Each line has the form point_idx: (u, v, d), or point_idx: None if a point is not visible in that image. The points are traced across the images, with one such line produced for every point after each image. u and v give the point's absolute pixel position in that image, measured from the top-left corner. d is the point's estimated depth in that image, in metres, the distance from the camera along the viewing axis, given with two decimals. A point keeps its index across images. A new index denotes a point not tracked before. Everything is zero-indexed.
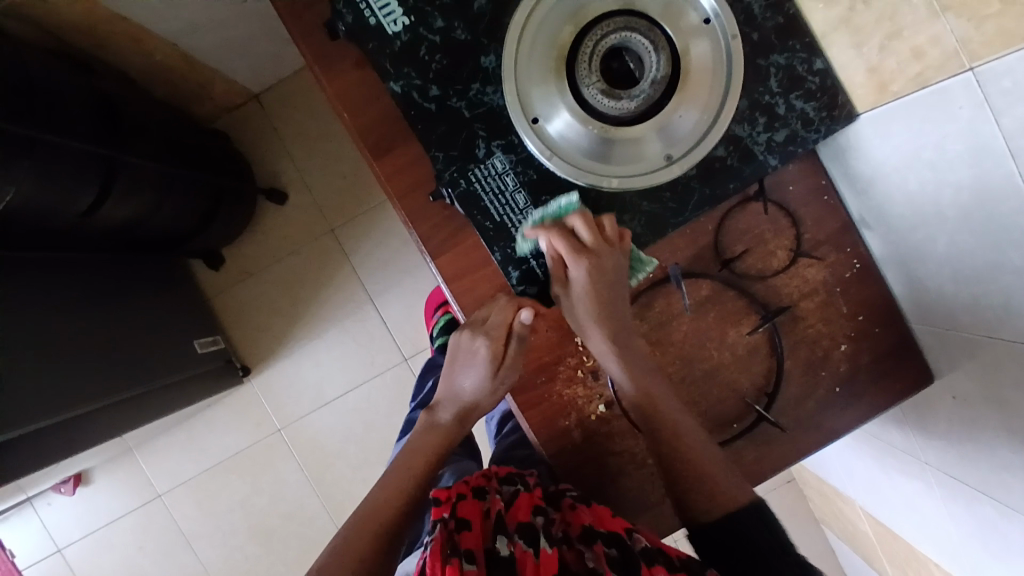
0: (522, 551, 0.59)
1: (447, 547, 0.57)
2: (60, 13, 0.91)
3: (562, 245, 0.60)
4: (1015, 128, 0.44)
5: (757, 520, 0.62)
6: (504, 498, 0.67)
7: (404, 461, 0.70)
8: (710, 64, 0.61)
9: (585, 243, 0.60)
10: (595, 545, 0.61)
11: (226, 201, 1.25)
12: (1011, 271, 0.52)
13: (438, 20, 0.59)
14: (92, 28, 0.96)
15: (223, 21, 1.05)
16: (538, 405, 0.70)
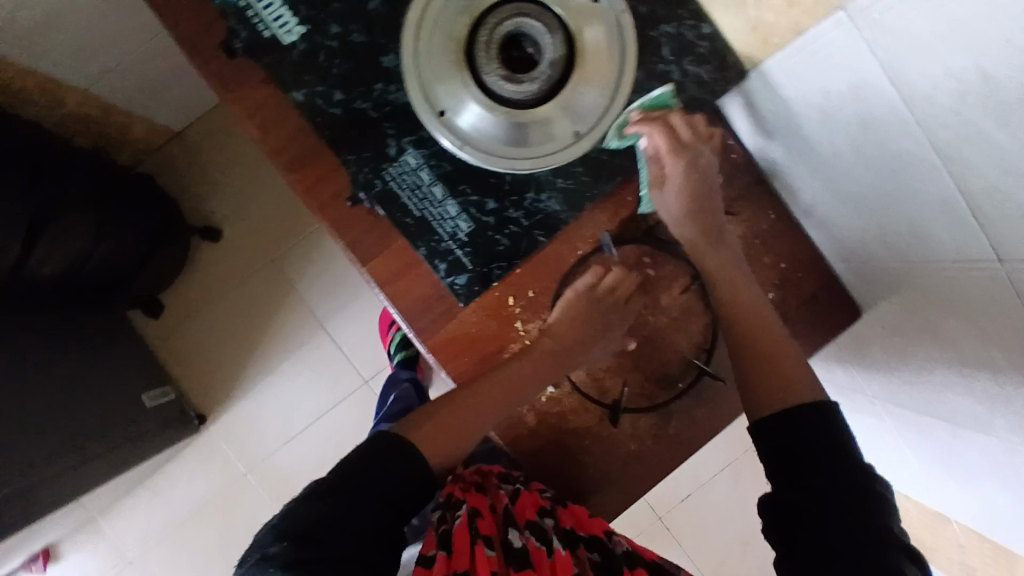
0: (535, 546, 0.62)
1: (470, 526, 0.62)
2: None
3: (664, 139, 0.63)
4: (890, 58, 0.48)
5: (823, 424, 0.59)
6: (508, 493, 0.68)
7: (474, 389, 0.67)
8: (605, 40, 0.62)
9: (681, 138, 0.64)
10: (578, 550, 0.65)
11: (160, 246, 1.23)
12: (910, 197, 0.56)
13: (333, 26, 0.60)
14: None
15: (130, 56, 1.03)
16: (536, 356, 0.67)
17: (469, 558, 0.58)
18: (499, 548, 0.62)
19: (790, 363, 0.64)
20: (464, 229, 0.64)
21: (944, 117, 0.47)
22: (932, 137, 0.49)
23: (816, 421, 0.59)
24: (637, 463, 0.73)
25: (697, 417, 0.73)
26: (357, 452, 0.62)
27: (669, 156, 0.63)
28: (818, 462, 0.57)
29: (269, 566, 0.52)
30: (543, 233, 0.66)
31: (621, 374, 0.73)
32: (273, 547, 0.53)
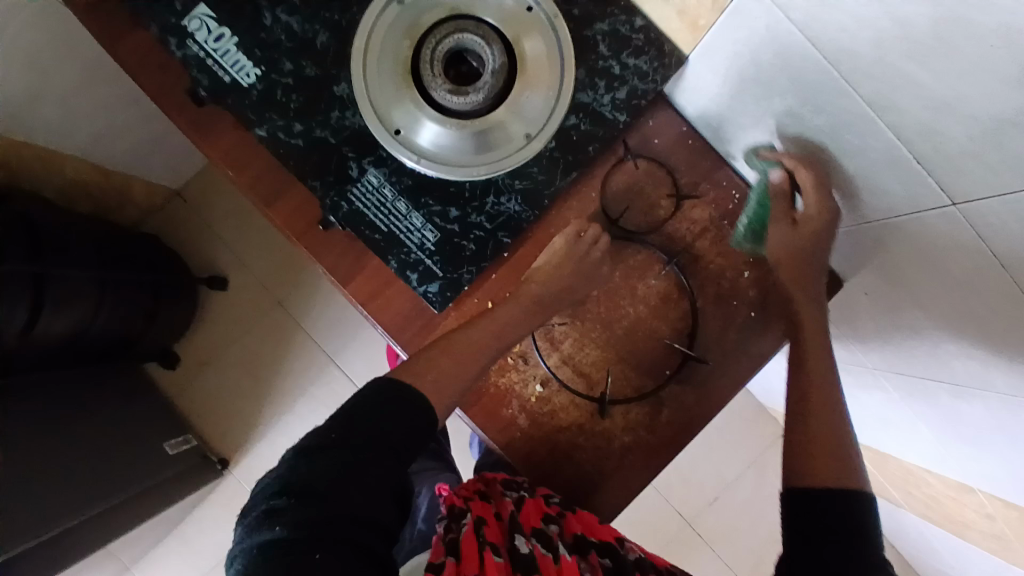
0: (541, 552, 0.61)
1: (477, 534, 0.60)
2: None
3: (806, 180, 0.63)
4: (804, 19, 0.50)
5: (852, 509, 0.58)
6: (513, 499, 0.66)
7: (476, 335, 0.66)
8: (543, 46, 0.65)
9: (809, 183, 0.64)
10: (590, 555, 0.64)
11: (165, 296, 1.26)
12: (855, 153, 0.57)
13: (287, 64, 0.64)
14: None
15: (96, 126, 1.09)
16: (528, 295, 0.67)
17: (477, 564, 0.56)
18: (508, 557, 0.60)
19: (826, 417, 0.64)
20: (431, 239, 0.66)
21: (869, 72, 0.49)
22: (860, 91, 0.51)
23: (844, 503, 0.58)
24: (632, 456, 0.73)
25: (688, 403, 0.73)
26: (358, 399, 0.58)
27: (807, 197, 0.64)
28: (838, 532, 0.57)
29: (273, 524, 0.49)
30: (508, 234, 0.68)
31: (608, 367, 0.74)
32: (275, 503, 0.50)
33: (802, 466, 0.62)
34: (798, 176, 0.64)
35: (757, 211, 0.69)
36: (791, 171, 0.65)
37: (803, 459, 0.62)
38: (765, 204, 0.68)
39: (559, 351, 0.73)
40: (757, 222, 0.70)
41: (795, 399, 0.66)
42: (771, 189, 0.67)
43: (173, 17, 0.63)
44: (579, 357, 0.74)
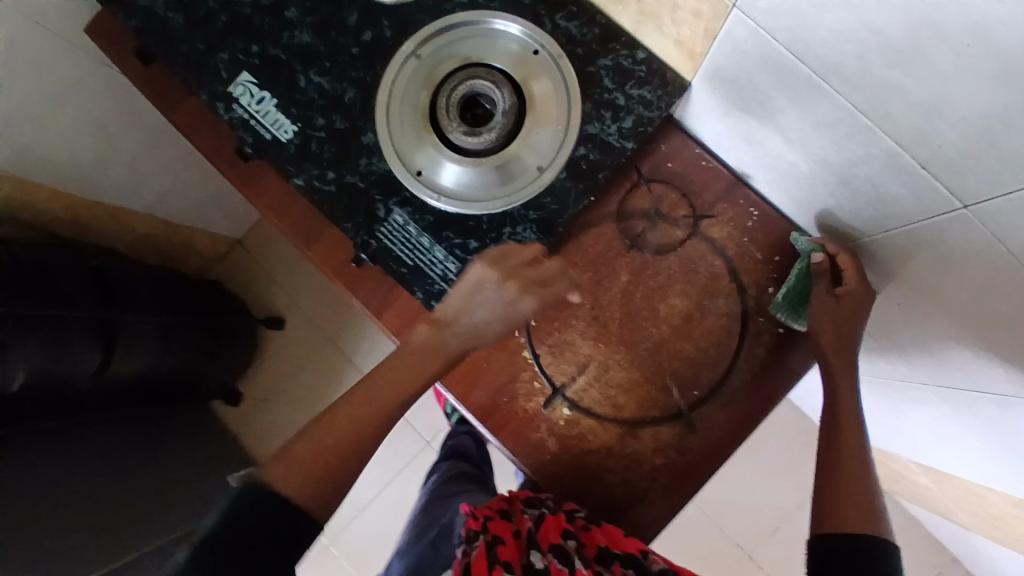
0: (556, 565, 0.64)
1: (489, 557, 0.61)
2: (41, 210, 1.01)
3: (850, 265, 0.68)
4: (789, 38, 0.52)
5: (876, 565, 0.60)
6: (533, 517, 0.68)
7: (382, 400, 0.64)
8: (550, 85, 0.69)
9: (852, 271, 0.68)
10: (612, 566, 0.65)
11: (228, 338, 1.36)
12: (860, 161, 0.57)
13: (319, 119, 0.70)
14: (71, 216, 1.07)
15: (157, 186, 1.22)
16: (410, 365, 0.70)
17: None
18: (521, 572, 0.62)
19: (851, 460, 0.65)
20: (454, 270, 0.70)
21: (859, 81, 0.50)
22: (854, 101, 0.52)
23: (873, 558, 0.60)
24: (662, 478, 0.73)
25: (718, 422, 0.73)
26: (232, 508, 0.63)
27: (851, 280, 0.68)
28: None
29: None
30: (526, 262, 0.70)
31: (635, 390, 0.74)
32: None
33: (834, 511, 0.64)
34: (838, 260, 0.69)
35: (796, 284, 0.70)
36: (833, 256, 0.69)
37: (835, 511, 0.63)
38: (804, 280, 0.70)
39: (584, 374, 0.74)
40: (797, 296, 0.70)
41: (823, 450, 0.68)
42: (812, 269, 0.69)
43: (219, 85, 0.71)
44: (606, 380, 0.74)
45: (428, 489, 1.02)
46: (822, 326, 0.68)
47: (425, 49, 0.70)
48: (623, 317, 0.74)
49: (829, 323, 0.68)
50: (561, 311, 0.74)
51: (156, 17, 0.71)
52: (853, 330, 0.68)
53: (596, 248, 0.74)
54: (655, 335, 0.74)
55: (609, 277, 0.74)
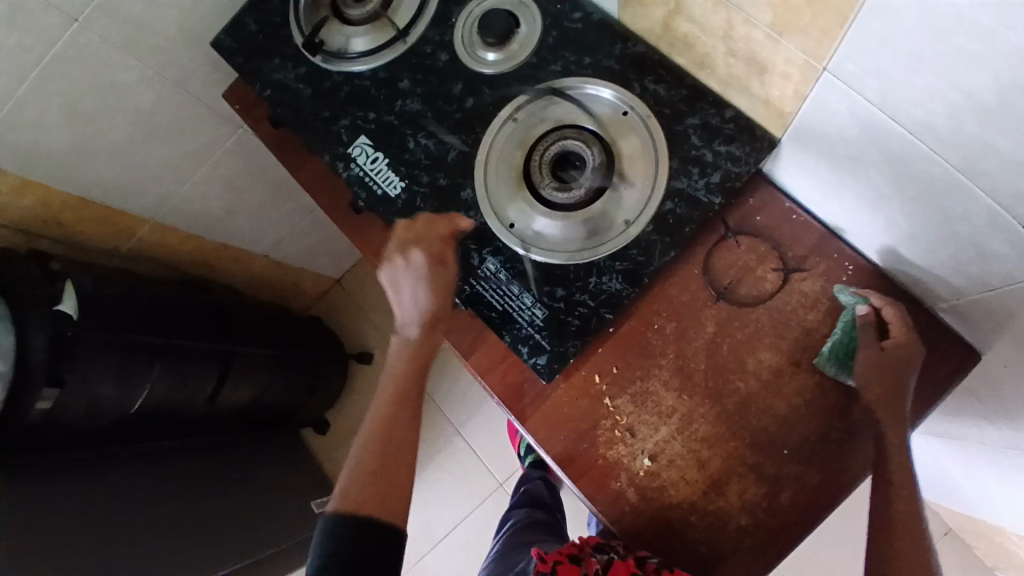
0: None
1: None
2: (174, 250, 1.20)
3: (897, 319, 0.67)
4: (881, 99, 0.53)
5: None
6: (602, 562, 0.70)
7: (384, 421, 0.70)
8: (639, 143, 0.73)
9: (898, 326, 0.67)
10: None
11: (324, 371, 1.45)
12: (960, 219, 0.56)
13: (424, 176, 0.78)
14: (198, 257, 1.25)
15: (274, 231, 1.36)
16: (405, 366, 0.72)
17: None
18: None
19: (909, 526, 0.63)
20: (540, 316, 0.73)
21: (954, 141, 0.50)
22: (947, 159, 0.52)
23: None
24: (749, 538, 0.70)
25: (809, 482, 0.70)
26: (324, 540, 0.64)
27: (897, 335, 0.67)
28: None
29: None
30: (610, 310, 0.72)
31: (721, 445, 0.72)
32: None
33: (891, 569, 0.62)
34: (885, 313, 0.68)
35: (843, 341, 0.69)
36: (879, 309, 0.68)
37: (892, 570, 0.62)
38: (853, 335, 0.68)
39: (668, 425, 0.73)
40: (846, 352, 0.69)
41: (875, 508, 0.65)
42: (858, 322, 0.68)
43: (340, 146, 0.80)
44: (690, 432, 0.73)
45: (503, 536, 1.04)
46: (869, 377, 0.66)
47: (522, 112, 0.76)
48: (709, 369, 0.74)
49: (879, 377, 0.66)
50: (645, 361, 0.75)
51: (290, 89, 0.83)
52: (905, 382, 0.66)
53: (681, 298, 0.75)
54: (745, 389, 0.73)
55: (695, 329, 0.75)
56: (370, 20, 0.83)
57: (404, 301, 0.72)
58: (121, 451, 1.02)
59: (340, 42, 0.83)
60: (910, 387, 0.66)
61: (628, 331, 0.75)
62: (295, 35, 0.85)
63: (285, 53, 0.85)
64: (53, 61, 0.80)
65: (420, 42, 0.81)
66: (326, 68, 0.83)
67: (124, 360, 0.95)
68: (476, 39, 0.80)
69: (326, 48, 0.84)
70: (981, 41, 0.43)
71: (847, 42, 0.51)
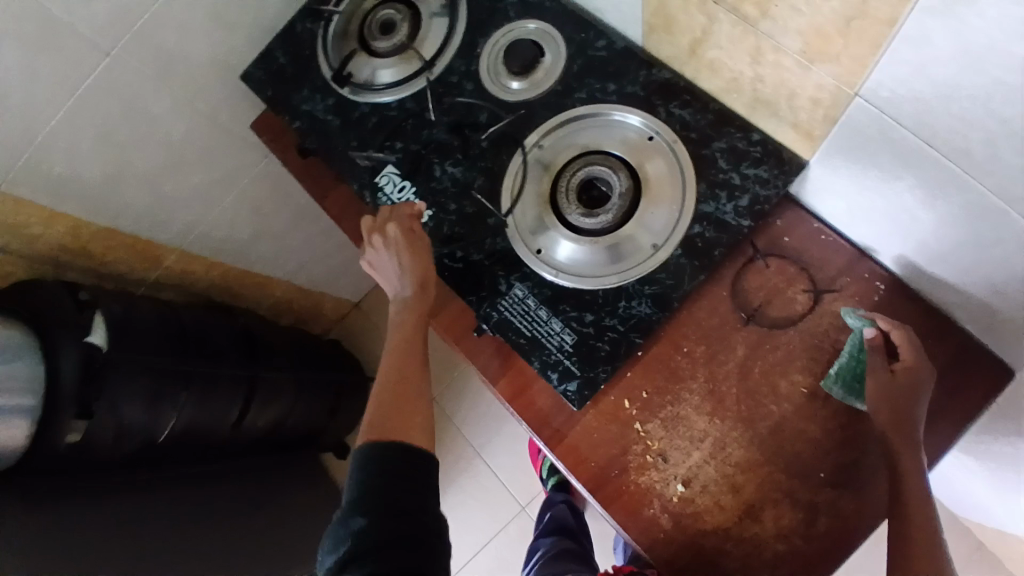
0: None
1: None
2: (200, 277, 1.21)
3: (905, 342, 0.67)
4: (916, 124, 0.53)
5: None
6: None
7: (395, 365, 0.70)
8: (665, 167, 0.73)
9: (908, 349, 0.67)
10: None
11: (347, 393, 1.45)
12: (997, 244, 0.56)
13: (450, 204, 0.79)
14: (222, 284, 1.26)
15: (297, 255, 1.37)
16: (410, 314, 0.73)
17: None
18: None
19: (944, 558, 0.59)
20: (569, 341, 0.73)
21: (990, 165, 0.51)
22: (986, 185, 0.52)
23: None
24: (786, 566, 0.68)
25: (846, 507, 0.69)
26: (365, 470, 0.60)
27: (906, 360, 0.66)
28: None
29: (360, 529, 0.56)
30: (640, 335, 0.72)
31: (755, 469, 0.71)
32: (354, 524, 0.57)
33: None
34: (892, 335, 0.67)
35: (850, 364, 0.68)
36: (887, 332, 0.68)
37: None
38: (860, 358, 0.68)
39: (700, 449, 0.72)
40: (853, 376, 0.68)
41: (896, 532, 0.62)
42: (867, 344, 0.67)
43: (367, 175, 0.81)
44: (722, 457, 0.72)
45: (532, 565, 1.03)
46: (882, 401, 0.65)
47: (547, 139, 0.77)
48: (740, 393, 0.73)
49: (886, 402, 0.65)
50: (675, 384, 0.74)
51: (319, 120, 0.85)
52: (917, 408, 0.65)
53: (709, 321, 0.75)
54: (779, 413, 0.72)
55: (726, 354, 0.74)
56: (397, 52, 0.85)
57: (386, 278, 0.76)
58: (149, 477, 1.01)
59: (367, 74, 0.85)
60: (920, 416, 0.65)
61: (657, 356, 0.75)
62: (324, 68, 0.88)
63: (314, 85, 0.87)
64: (98, 91, 0.84)
65: (445, 72, 0.83)
66: (354, 99, 0.85)
67: (153, 385, 0.97)
68: (501, 69, 0.81)
69: (354, 81, 0.86)
70: (1019, 72, 0.44)
71: (882, 67, 0.52)
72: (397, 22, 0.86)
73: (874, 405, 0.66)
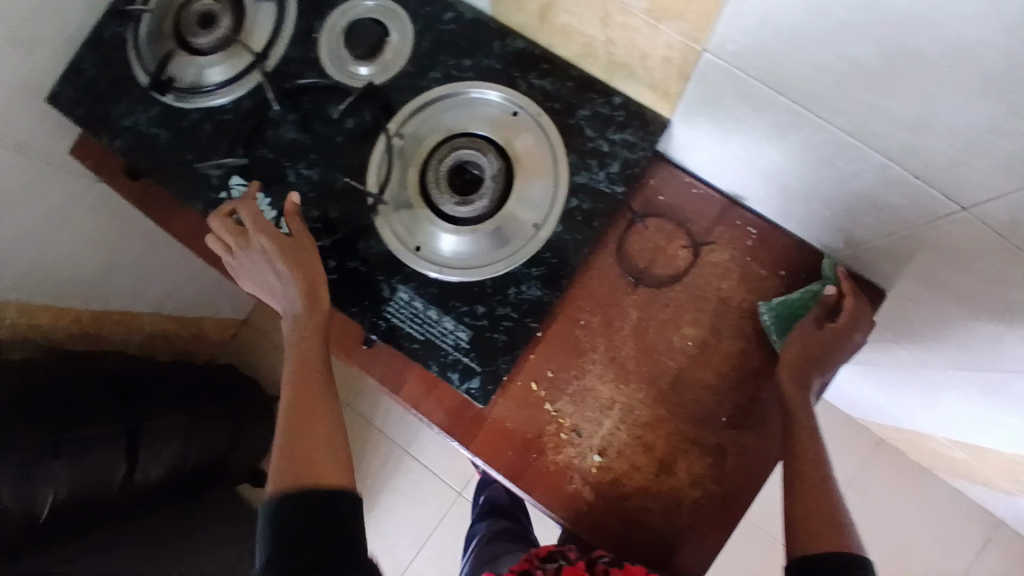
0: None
1: None
2: (50, 327, 1.03)
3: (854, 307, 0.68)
4: (764, 73, 0.54)
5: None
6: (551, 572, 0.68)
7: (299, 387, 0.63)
8: (534, 142, 0.70)
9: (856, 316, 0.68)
10: None
11: (248, 420, 1.33)
12: (852, 176, 0.58)
13: (313, 211, 0.72)
14: (82, 330, 1.10)
15: (164, 284, 1.23)
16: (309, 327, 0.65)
17: None
18: None
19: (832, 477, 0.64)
20: (465, 338, 0.70)
21: (839, 105, 0.52)
22: (837, 124, 0.54)
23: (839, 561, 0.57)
24: (704, 513, 0.70)
25: (751, 445, 0.71)
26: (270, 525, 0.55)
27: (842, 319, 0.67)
28: None
29: None
30: (535, 319, 0.70)
31: (664, 427, 0.72)
32: None
33: (798, 531, 0.61)
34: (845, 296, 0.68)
35: (793, 304, 0.70)
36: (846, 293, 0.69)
37: (802, 530, 0.60)
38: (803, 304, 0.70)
39: (610, 418, 0.72)
40: (788, 314, 0.70)
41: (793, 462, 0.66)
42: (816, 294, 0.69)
43: (212, 191, 0.72)
44: (633, 421, 0.72)
45: (471, 554, 1.01)
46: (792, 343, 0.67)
47: (406, 127, 0.72)
48: (639, 355, 0.73)
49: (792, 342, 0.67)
50: (578, 359, 0.73)
51: (145, 136, 0.75)
52: (820, 360, 0.67)
53: (602, 291, 0.74)
54: (679, 369, 0.73)
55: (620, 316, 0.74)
56: (221, 47, 0.75)
57: (268, 287, 0.67)
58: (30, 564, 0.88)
59: (193, 76, 0.75)
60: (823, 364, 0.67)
61: (556, 335, 0.73)
62: (141, 75, 0.76)
63: (133, 97, 0.76)
64: None
65: (281, 66, 0.74)
66: (182, 106, 0.75)
67: (17, 462, 0.84)
68: (344, 53, 0.73)
69: (177, 85, 0.75)
70: (861, 11, 0.43)
71: (723, 22, 0.51)
72: (216, 12, 0.75)
73: (788, 349, 0.67)
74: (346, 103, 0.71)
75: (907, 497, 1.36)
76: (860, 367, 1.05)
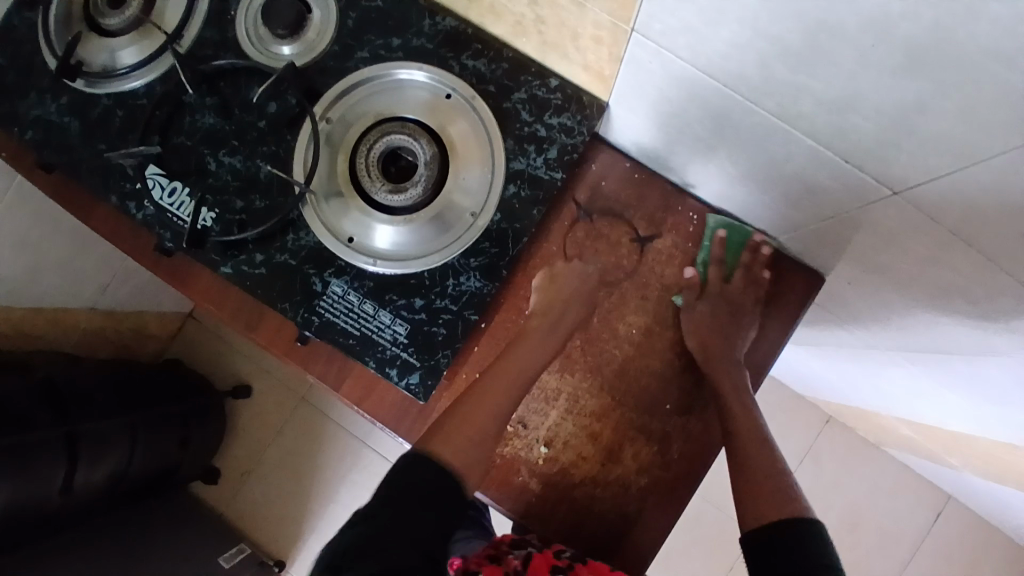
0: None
1: None
2: None
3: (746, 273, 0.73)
4: (692, 55, 0.52)
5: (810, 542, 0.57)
6: (521, 557, 0.65)
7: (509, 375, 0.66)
8: (469, 127, 0.68)
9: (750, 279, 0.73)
10: None
11: (194, 418, 1.28)
12: (786, 160, 0.58)
13: (237, 202, 0.68)
14: (18, 325, 1.07)
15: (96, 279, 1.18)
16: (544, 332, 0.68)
17: None
18: None
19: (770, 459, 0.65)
20: (403, 332, 0.67)
21: (767, 88, 0.50)
22: (768, 108, 0.52)
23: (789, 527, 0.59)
24: (651, 500, 0.70)
25: (695, 432, 0.71)
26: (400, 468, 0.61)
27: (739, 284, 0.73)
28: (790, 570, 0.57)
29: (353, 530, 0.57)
30: (475, 311, 0.68)
31: (609, 415, 0.71)
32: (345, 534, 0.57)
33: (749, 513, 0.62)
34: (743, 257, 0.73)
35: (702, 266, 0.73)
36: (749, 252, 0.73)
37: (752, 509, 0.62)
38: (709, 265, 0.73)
39: (556, 408, 0.71)
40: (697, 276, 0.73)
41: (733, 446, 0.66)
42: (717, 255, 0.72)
43: (128, 183, 0.68)
44: (579, 411, 0.71)
45: None
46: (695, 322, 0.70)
47: (334, 112, 0.68)
48: (585, 343, 0.72)
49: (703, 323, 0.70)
50: None
51: (52, 124, 0.69)
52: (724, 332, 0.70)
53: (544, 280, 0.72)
54: (624, 357, 0.72)
55: (565, 310, 0.69)
56: (133, 28, 0.69)
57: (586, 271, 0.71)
58: None
59: (105, 60, 0.69)
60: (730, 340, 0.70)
61: (502, 328, 0.71)
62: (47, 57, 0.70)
63: (35, 82, 0.70)
64: None
65: (198, 48, 0.70)
66: (92, 92, 0.70)
67: None
68: (263, 32, 0.69)
69: (88, 70, 0.69)
70: None
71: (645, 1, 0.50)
72: None
73: (693, 329, 0.70)
74: (264, 87, 0.66)
75: (858, 469, 1.40)
76: (810, 348, 1.06)
